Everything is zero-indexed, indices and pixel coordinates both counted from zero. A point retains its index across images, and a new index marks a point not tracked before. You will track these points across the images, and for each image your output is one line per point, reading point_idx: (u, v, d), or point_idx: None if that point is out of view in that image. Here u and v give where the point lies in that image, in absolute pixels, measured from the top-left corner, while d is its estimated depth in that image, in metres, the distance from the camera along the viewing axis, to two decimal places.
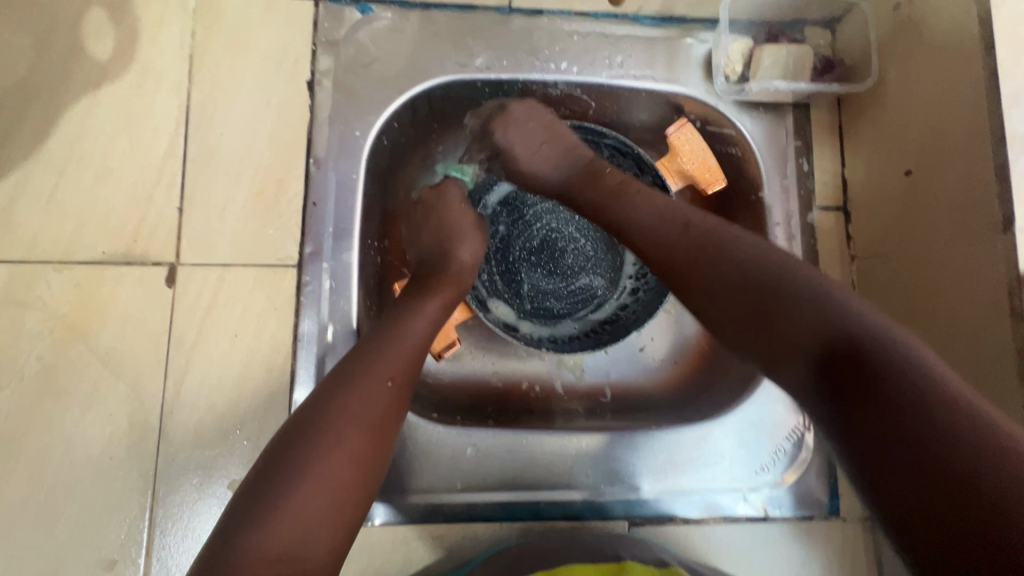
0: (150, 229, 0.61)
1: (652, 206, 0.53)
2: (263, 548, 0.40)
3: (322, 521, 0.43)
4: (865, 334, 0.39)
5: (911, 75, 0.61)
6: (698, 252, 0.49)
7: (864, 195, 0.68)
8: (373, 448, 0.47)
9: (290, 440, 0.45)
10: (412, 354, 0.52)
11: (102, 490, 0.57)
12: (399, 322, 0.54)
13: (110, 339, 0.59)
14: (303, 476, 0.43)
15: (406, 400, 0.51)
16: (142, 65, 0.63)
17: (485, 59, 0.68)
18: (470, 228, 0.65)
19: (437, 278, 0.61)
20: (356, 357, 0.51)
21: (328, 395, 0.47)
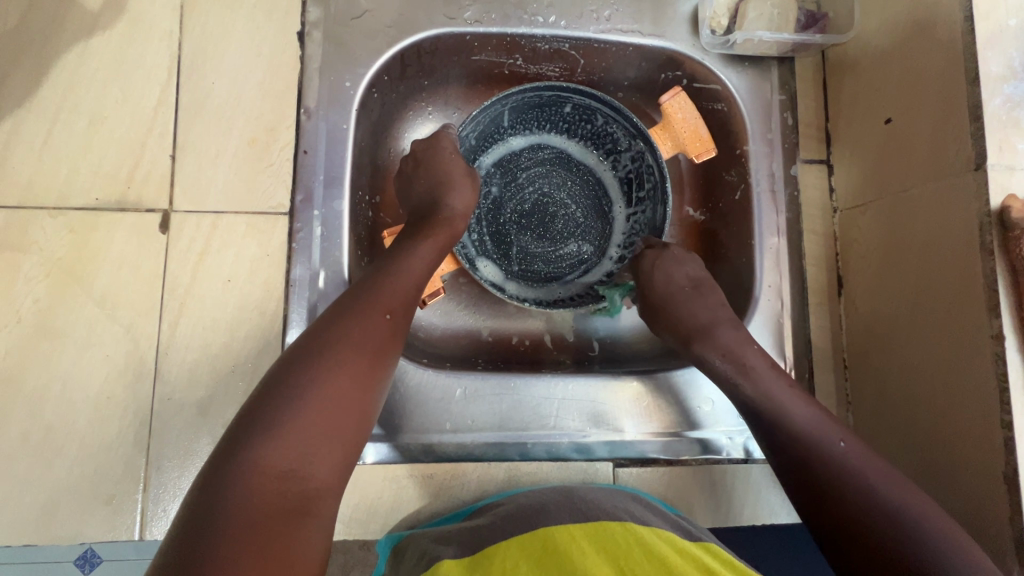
0: (143, 176, 0.62)
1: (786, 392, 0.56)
2: (267, 460, 0.42)
3: (325, 441, 0.44)
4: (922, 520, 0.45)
5: (891, 25, 0.62)
6: (784, 422, 0.54)
7: (846, 147, 0.70)
8: (373, 376, 0.49)
9: (293, 364, 0.46)
10: (408, 292, 0.55)
11: (101, 429, 0.58)
12: (393, 262, 0.56)
13: (105, 283, 0.60)
14: (307, 395, 0.45)
15: (402, 336, 0.53)
16: (134, 15, 0.64)
17: (474, 12, 0.69)
18: (459, 176, 0.66)
19: (429, 222, 0.62)
20: (353, 293, 0.53)
21: (330, 325, 0.49)
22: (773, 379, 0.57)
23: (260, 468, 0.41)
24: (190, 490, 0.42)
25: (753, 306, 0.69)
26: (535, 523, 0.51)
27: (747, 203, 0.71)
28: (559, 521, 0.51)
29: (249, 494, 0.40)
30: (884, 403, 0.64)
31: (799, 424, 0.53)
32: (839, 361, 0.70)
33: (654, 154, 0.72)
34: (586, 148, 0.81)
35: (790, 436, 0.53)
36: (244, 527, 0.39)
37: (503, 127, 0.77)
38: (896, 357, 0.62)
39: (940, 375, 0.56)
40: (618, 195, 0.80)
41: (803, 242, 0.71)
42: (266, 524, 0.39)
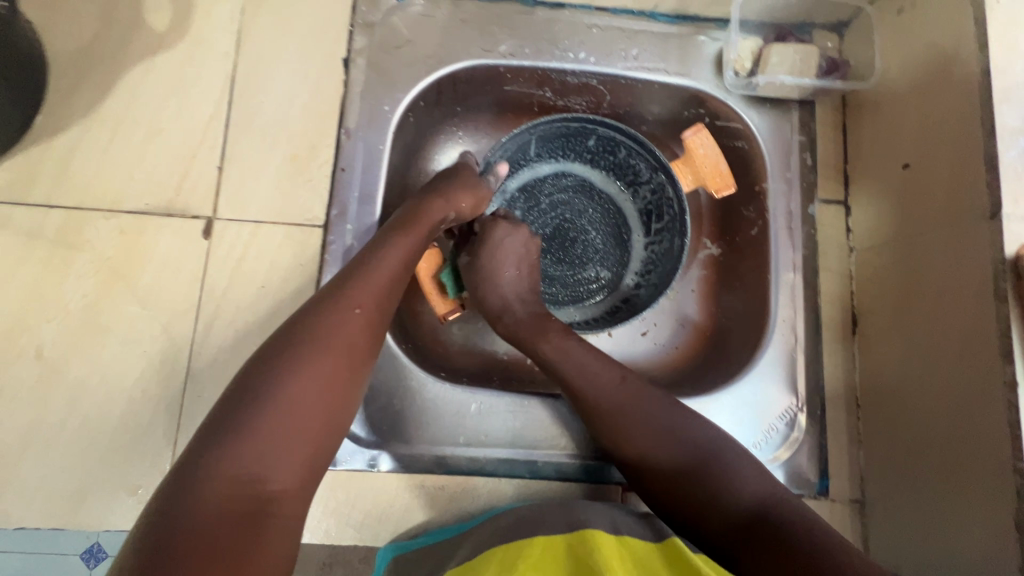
0: (191, 185, 0.66)
1: (591, 366, 0.61)
2: (230, 461, 0.41)
3: (290, 439, 0.43)
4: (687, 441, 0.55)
5: (911, 76, 0.65)
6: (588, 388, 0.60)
7: (864, 189, 0.71)
8: (345, 372, 0.48)
9: (258, 366, 0.46)
10: (380, 287, 0.53)
11: (133, 421, 0.61)
12: (366, 257, 0.55)
13: (149, 283, 0.64)
14: (276, 392, 0.44)
15: (374, 332, 0.52)
16: (195, 37, 0.69)
17: (509, 46, 0.73)
18: (467, 181, 0.67)
19: (413, 214, 0.61)
20: (326, 288, 0.52)
21: (299, 324, 0.49)
22: (597, 361, 0.61)
23: (222, 468, 0.40)
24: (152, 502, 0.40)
25: (768, 341, 0.70)
26: (538, 531, 0.52)
27: (765, 239, 0.73)
28: (559, 531, 0.51)
29: (210, 500, 0.39)
30: (897, 444, 0.64)
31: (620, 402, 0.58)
32: (852, 399, 0.70)
33: (674, 185, 0.75)
34: (608, 178, 0.84)
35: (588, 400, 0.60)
36: (199, 533, 0.37)
37: (529, 154, 0.80)
38: (909, 398, 0.62)
39: (953, 417, 0.57)
40: (637, 224, 0.83)
41: (819, 279, 0.72)
42: (224, 529, 0.38)
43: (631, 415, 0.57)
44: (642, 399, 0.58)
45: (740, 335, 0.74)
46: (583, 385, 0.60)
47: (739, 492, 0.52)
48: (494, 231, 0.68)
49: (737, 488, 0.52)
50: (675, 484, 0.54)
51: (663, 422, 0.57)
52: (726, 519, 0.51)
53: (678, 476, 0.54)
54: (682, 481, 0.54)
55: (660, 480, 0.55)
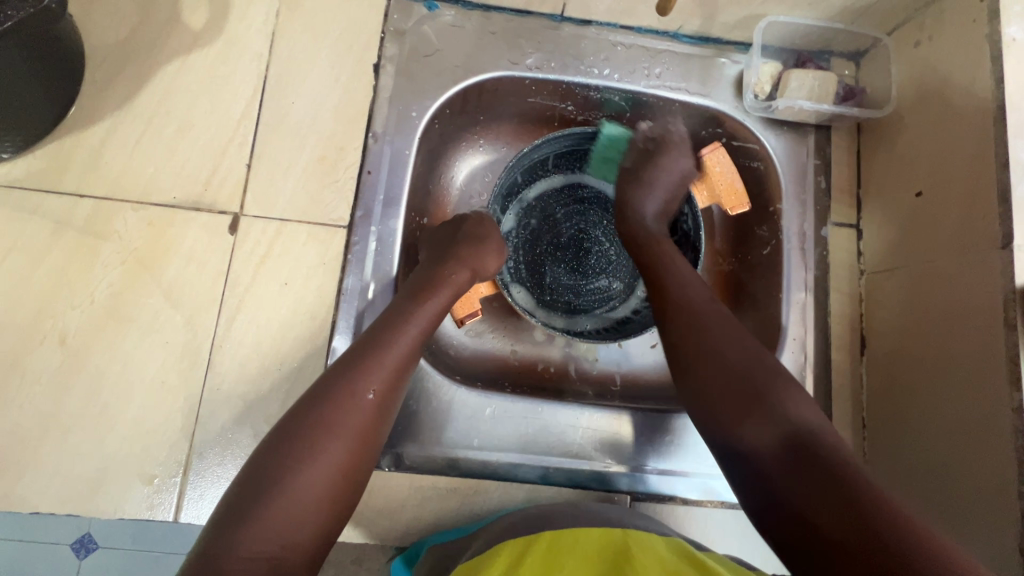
0: (219, 181, 0.68)
1: (682, 272, 0.59)
2: (239, 554, 0.40)
3: (296, 530, 0.43)
4: (755, 366, 0.50)
5: (927, 105, 0.67)
6: (669, 283, 0.58)
7: (875, 214, 0.73)
8: (353, 460, 0.47)
9: (269, 452, 0.45)
10: (395, 365, 0.51)
11: (152, 410, 0.62)
12: (384, 329, 0.53)
13: (174, 274, 0.65)
14: (281, 485, 0.43)
15: (386, 412, 0.50)
16: (230, 37, 0.71)
17: (535, 59, 0.75)
18: (492, 244, 0.68)
19: (429, 282, 0.60)
20: (339, 367, 0.50)
21: (310, 404, 0.47)
22: (693, 274, 0.59)
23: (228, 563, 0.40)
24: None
25: (777, 359, 0.72)
26: (548, 526, 0.53)
27: (777, 259, 0.75)
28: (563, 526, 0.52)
29: None
30: (901, 465, 0.65)
31: (695, 304, 0.55)
32: (858, 419, 0.71)
33: (690, 204, 0.75)
34: None
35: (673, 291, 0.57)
36: None
37: (547, 165, 0.82)
38: (915, 421, 0.64)
39: (959, 441, 0.58)
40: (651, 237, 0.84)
41: (829, 300, 0.73)
42: None
43: (714, 321, 0.53)
44: (724, 316, 0.54)
45: None
46: (670, 285, 0.58)
47: (793, 417, 0.46)
48: (662, 154, 0.71)
49: (796, 416, 0.47)
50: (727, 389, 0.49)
51: (741, 337, 0.52)
52: (769, 443, 0.46)
53: (738, 380, 0.49)
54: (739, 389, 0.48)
55: (715, 376, 0.50)
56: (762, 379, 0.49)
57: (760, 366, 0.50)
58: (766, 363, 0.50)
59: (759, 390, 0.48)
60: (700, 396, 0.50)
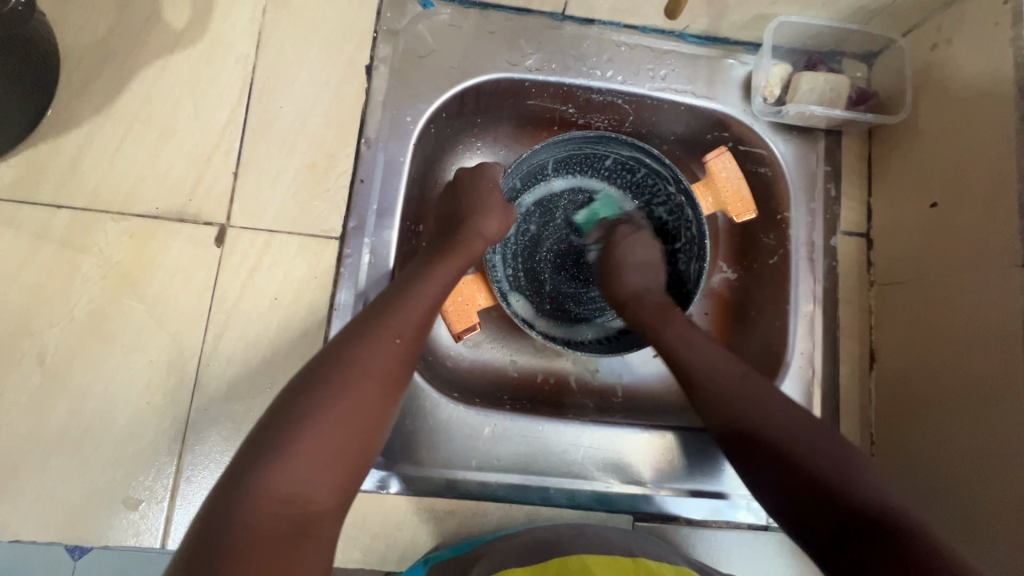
0: (205, 190, 0.64)
1: (709, 352, 0.58)
2: (272, 483, 0.44)
3: (324, 466, 0.47)
4: (811, 448, 0.49)
5: (944, 113, 0.64)
6: (698, 366, 0.57)
7: (887, 223, 0.71)
8: (377, 403, 0.51)
9: (303, 386, 0.49)
10: (418, 316, 0.56)
11: (137, 432, 0.59)
12: (410, 282, 0.58)
13: (158, 289, 0.62)
14: (311, 418, 0.47)
15: (410, 360, 0.55)
16: (215, 36, 0.67)
17: (535, 60, 0.71)
18: (494, 205, 0.68)
19: (451, 243, 0.64)
20: (367, 315, 0.55)
21: (344, 343, 0.53)
22: (721, 354, 0.58)
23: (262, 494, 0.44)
24: (203, 505, 0.45)
25: (783, 374, 0.70)
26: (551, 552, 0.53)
27: (785, 269, 0.72)
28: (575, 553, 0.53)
29: (255, 513, 0.43)
30: (911, 486, 0.63)
31: (736, 388, 0.55)
32: (866, 435, 0.69)
33: (694, 210, 0.73)
34: (625, 194, 0.82)
35: (702, 376, 0.57)
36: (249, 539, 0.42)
37: (548, 170, 0.79)
38: (927, 440, 0.62)
39: (973, 463, 0.56)
40: None
41: (838, 313, 0.71)
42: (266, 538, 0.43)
43: (755, 405, 0.53)
44: (766, 393, 0.54)
45: (754, 362, 0.73)
46: (699, 373, 0.57)
47: (866, 497, 0.45)
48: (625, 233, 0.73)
49: (866, 492, 0.46)
50: (794, 476, 0.48)
51: (792, 415, 0.52)
52: (841, 526, 0.45)
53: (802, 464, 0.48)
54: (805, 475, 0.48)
55: (772, 461, 0.50)
56: (823, 458, 0.48)
57: (817, 446, 0.49)
58: (823, 443, 0.49)
59: (823, 471, 0.47)
60: (772, 491, 0.50)
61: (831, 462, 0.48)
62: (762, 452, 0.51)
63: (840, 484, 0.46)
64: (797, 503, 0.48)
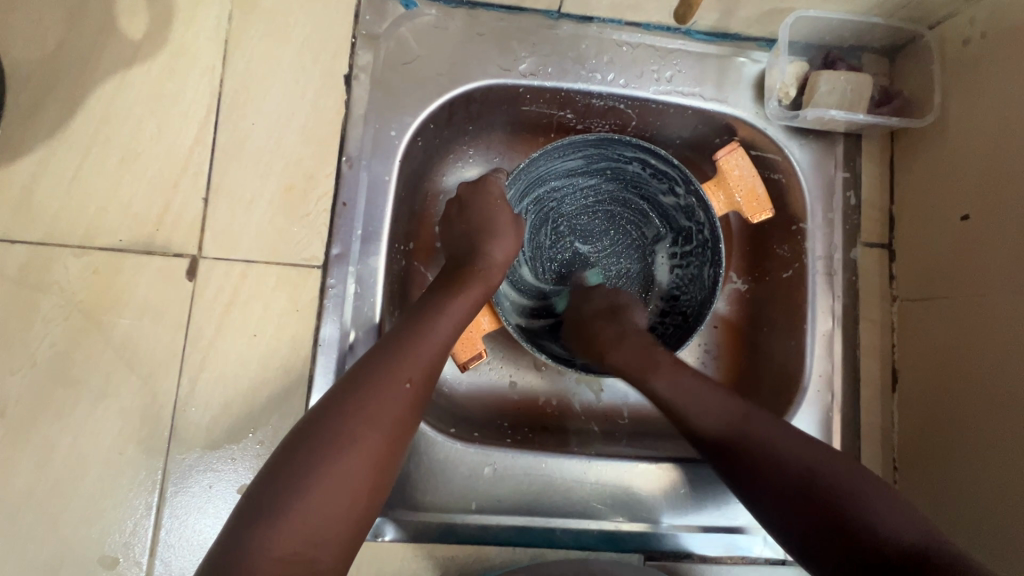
0: (173, 219, 0.59)
1: (696, 387, 0.54)
2: (274, 544, 0.40)
3: (331, 524, 0.42)
4: (828, 474, 0.45)
5: (977, 118, 0.59)
6: (683, 402, 0.53)
7: (912, 234, 0.66)
8: (387, 452, 0.47)
9: (309, 433, 0.45)
10: (431, 355, 0.52)
11: (109, 484, 0.55)
12: (422, 317, 0.54)
13: (127, 329, 0.57)
14: (316, 473, 0.43)
15: (422, 404, 0.50)
16: (176, 46, 0.61)
17: (530, 64, 0.66)
18: (502, 227, 0.64)
19: (464, 273, 0.61)
20: (377, 354, 0.51)
21: (352, 386, 0.48)
22: (714, 389, 0.54)
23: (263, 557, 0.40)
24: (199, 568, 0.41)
25: (801, 398, 0.65)
26: None
27: (799, 284, 0.68)
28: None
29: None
30: (936, 518, 0.60)
31: (729, 421, 0.51)
32: (888, 461, 0.66)
33: (707, 213, 0.67)
34: (631, 193, 0.75)
35: (692, 415, 0.52)
36: None
37: (548, 182, 0.72)
38: (954, 471, 0.58)
39: (1004, 501, 0.53)
40: (662, 243, 0.76)
41: (858, 331, 0.67)
42: None
43: (756, 434, 0.49)
44: (762, 424, 0.50)
45: (772, 379, 0.69)
46: (684, 406, 0.53)
47: (887, 526, 0.42)
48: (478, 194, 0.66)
49: (893, 522, 0.42)
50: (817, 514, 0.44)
51: (801, 444, 0.48)
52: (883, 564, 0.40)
53: (826, 497, 0.44)
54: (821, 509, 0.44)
55: (791, 497, 0.45)
56: (845, 486, 0.44)
57: (831, 470, 0.46)
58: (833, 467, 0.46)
59: (840, 495, 0.44)
60: (788, 527, 0.45)
61: (847, 487, 0.44)
62: (774, 486, 0.46)
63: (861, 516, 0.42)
64: (830, 547, 0.42)
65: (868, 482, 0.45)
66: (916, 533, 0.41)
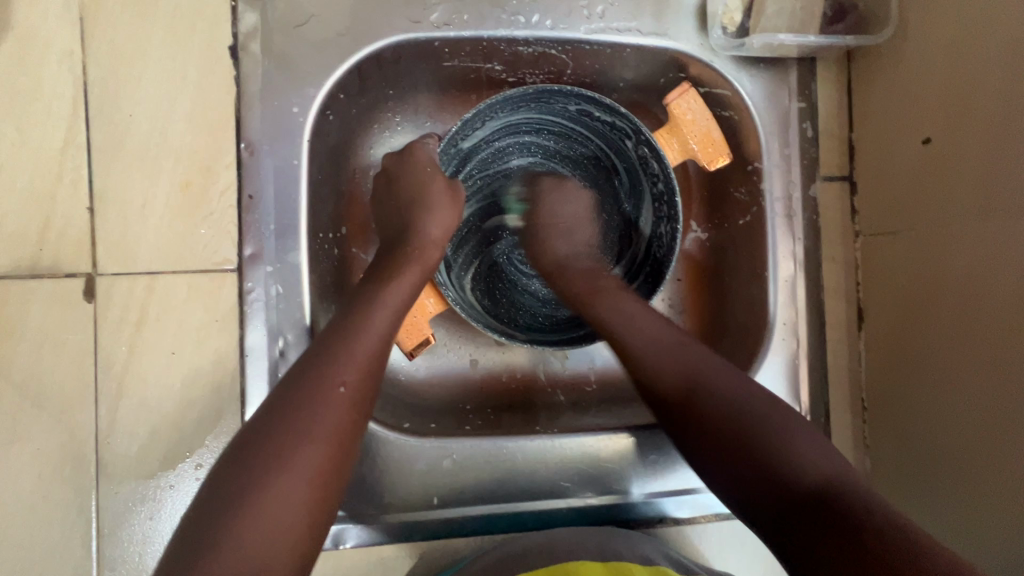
0: (57, 235, 0.53)
1: (638, 315, 0.51)
2: None
3: (269, 555, 0.37)
4: (770, 424, 0.42)
5: (936, 29, 0.54)
6: (630, 331, 0.50)
7: (871, 165, 0.62)
8: (331, 466, 0.42)
9: (237, 460, 0.41)
10: (369, 353, 0.47)
11: (40, 529, 0.52)
12: (353, 313, 0.49)
13: (25, 364, 0.52)
14: (248, 500, 0.38)
15: (365, 407, 0.45)
16: (26, 33, 0.53)
17: (442, 13, 0.58)
18: (438, 197, 0.58)
19: (398, 258, 0.54)
20: (306, 360, 0.46)
21: (281, 402, 0.43)
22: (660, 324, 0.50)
23: None
24: None
25: (767, 347, 0.62)
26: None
27: (760, 229, 0.63)
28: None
29: None
30: (908, 456, 0.59)
31: (686, 364, 0.46)
32: (857, 402, 0.64)
33: (660, 162, 0.61)
34: (584, 148, 0.67)
35: (642, 347, 0.48)
36: None
37: (490, 143, 0.65)
38: (923, 405, 0.57)
39: (974, 433, 0.52)
40: (623, 198, 0.68)
41: (822, 272, 0.64)
42: None
43: (707, 375, 0.45)
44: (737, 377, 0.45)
45: (740, 333, 0.65)
46: (629, 343, 0.49)
47: (806, 470, 0.39)
48: (408, 167, 0.59)
49: (823, 469, 0.39)
50: (762, 453, 0.41)
51: (811, 440, 0.41)
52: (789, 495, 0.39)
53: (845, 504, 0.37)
54: (748, 448, 0.42)
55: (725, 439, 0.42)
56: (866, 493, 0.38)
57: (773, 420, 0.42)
58: (771, 411, 0.43)
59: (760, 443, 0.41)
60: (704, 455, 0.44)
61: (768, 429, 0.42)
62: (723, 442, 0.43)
63: (798, 453, 0.40)
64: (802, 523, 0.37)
65: (788, 432, 0.42)
66: (825, 480, 0.39)
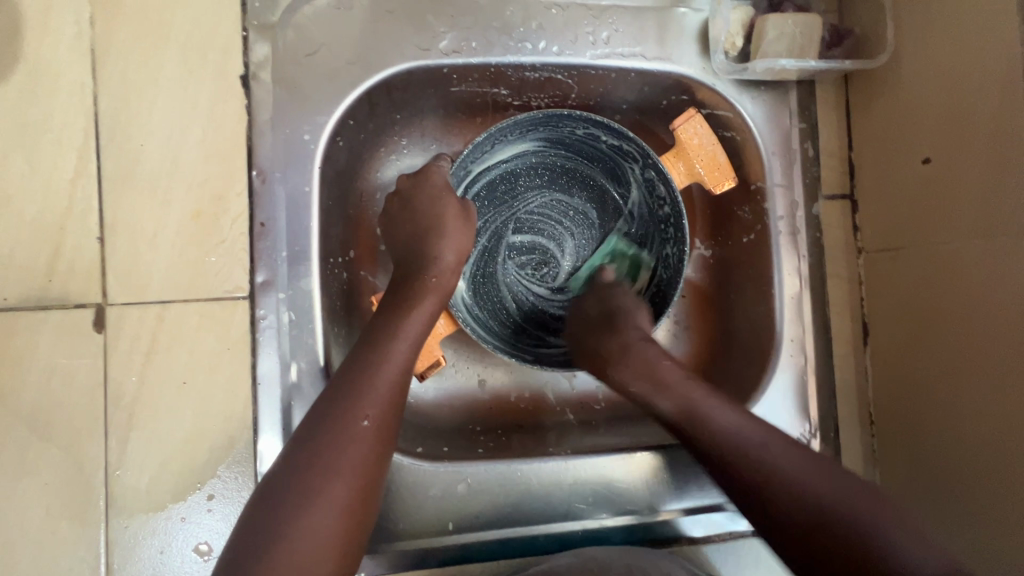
0: (66, 266, 0.52)
1: (645, 362, 0.54)
2: None
3: None
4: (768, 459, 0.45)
5: (932, 53, 0.55)
6: (644, 381, 0.53)
7: (872, 183, 0.63)
8: (356, 502, 0.42)
9: (263, 497, 0.40)
10: (391, 385, 0.47)
11: (46, 567, 0.50)
12: (373, 344, 0.49)
13: (32, 398, 0.51)
14: (275, 538, 0.38)
15: (388, 440, 0.46)
16: (37, 65, 0.53)
17: (450, 40, 0.59)
18: (449, 221, 0.58)
19: (414, 286, 0.55)
20: (327, 391, 0.46)
21: (305, 437, 0.43)
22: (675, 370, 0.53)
23: None
24: None
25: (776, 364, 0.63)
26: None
27: (765, 247, 0.64)
28: None
29: None
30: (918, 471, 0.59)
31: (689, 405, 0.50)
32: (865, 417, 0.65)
33: (667, 184, 0.61)
34: (590, 168, 0.68)
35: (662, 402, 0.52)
36: None
37: (498, 164, 0.66)
38: (931, 420, 0.57)
39: (985, 447, 0.52)
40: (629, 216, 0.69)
41: (826, 288, 0.65)
42: None
43: (704, 412, 0.49)
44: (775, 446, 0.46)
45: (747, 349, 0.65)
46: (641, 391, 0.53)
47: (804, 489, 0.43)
48: (418, 192, 0.60)
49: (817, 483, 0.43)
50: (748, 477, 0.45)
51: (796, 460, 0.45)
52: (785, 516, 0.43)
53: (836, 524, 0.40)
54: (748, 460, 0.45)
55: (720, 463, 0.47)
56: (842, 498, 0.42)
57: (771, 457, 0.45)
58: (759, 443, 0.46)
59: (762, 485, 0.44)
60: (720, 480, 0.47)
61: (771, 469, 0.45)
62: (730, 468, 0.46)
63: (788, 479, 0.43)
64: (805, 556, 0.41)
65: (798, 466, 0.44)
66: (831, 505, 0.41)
